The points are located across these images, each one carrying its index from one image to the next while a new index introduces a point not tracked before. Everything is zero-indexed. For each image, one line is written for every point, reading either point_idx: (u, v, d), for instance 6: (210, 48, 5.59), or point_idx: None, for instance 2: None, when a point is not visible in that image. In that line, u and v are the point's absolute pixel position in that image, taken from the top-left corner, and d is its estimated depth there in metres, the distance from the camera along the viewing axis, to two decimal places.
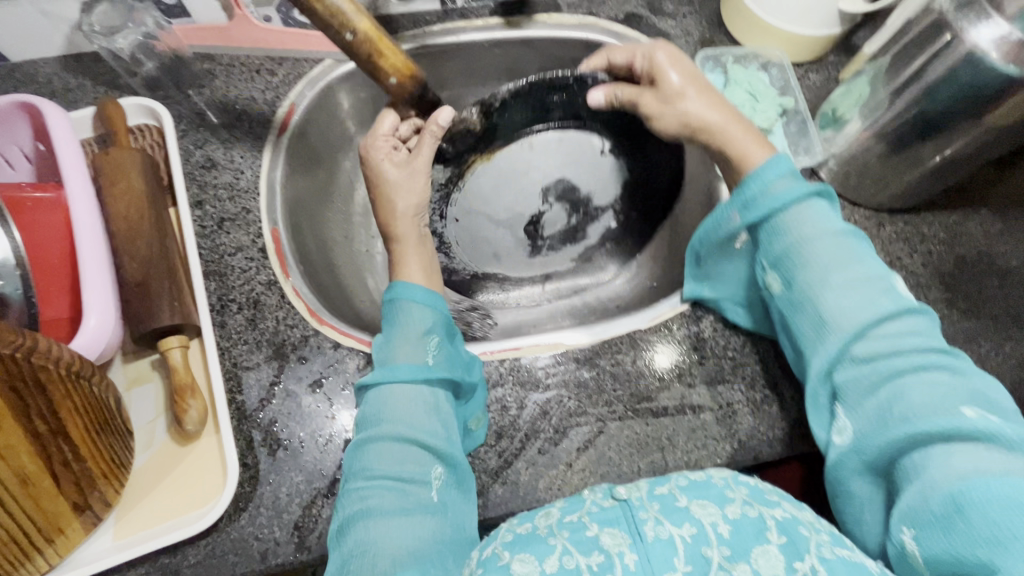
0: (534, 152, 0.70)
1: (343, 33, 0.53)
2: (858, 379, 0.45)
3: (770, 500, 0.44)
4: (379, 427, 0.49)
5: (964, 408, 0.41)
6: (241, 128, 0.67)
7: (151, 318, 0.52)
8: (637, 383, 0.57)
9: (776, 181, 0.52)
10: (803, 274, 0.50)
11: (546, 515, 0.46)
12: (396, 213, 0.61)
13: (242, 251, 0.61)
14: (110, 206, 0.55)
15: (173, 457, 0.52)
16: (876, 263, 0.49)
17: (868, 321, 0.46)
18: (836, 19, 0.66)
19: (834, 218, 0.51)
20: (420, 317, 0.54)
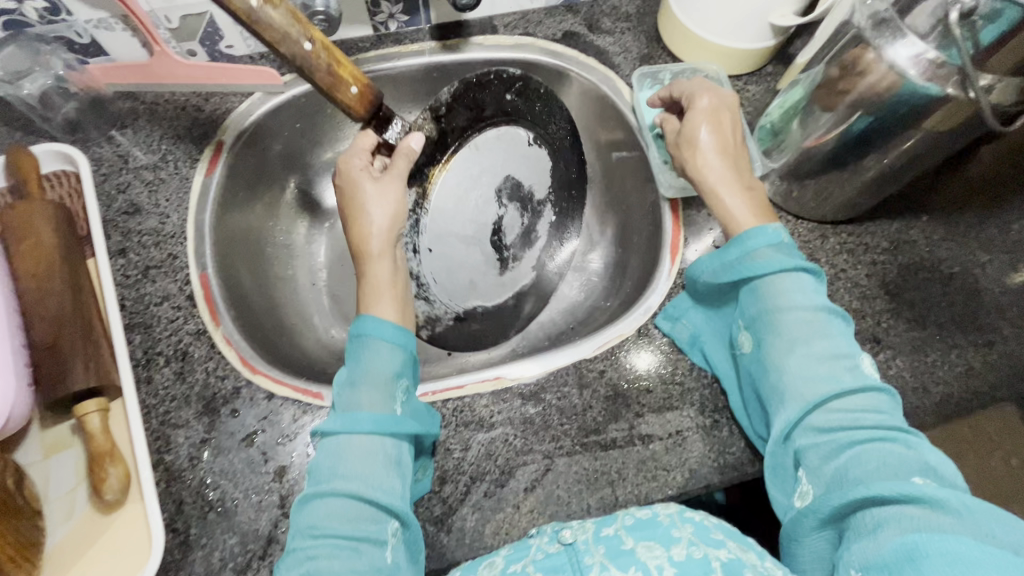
0: (480, 153, 0.65)
1: (300, 42, 0.50)
2: (818, 448, 0.43)
3: (716, 539, 0.44)
4: (332, 482, 0.42)
5: (919, 478, 0.38)
6: (166, 168, 0.64)
7: (63, 382, 0.49)
8: (585, 416, 0.55)
9: (760, 250, 0.51)
10: (773, 341, 0.49)
11: (490, 565, 0.46)
12: (368, 236, 0.55)
13: (168, 300, 0.58)
14: (16, 263, 0.52)
15: (94, 529, 0.49)
16: (846, 341, 0.48)
17: (830, 390, 0.45)
18: (768, 33, 0.66)
19: (814, 290, 0.49)
20: (388, 364, 0.48)
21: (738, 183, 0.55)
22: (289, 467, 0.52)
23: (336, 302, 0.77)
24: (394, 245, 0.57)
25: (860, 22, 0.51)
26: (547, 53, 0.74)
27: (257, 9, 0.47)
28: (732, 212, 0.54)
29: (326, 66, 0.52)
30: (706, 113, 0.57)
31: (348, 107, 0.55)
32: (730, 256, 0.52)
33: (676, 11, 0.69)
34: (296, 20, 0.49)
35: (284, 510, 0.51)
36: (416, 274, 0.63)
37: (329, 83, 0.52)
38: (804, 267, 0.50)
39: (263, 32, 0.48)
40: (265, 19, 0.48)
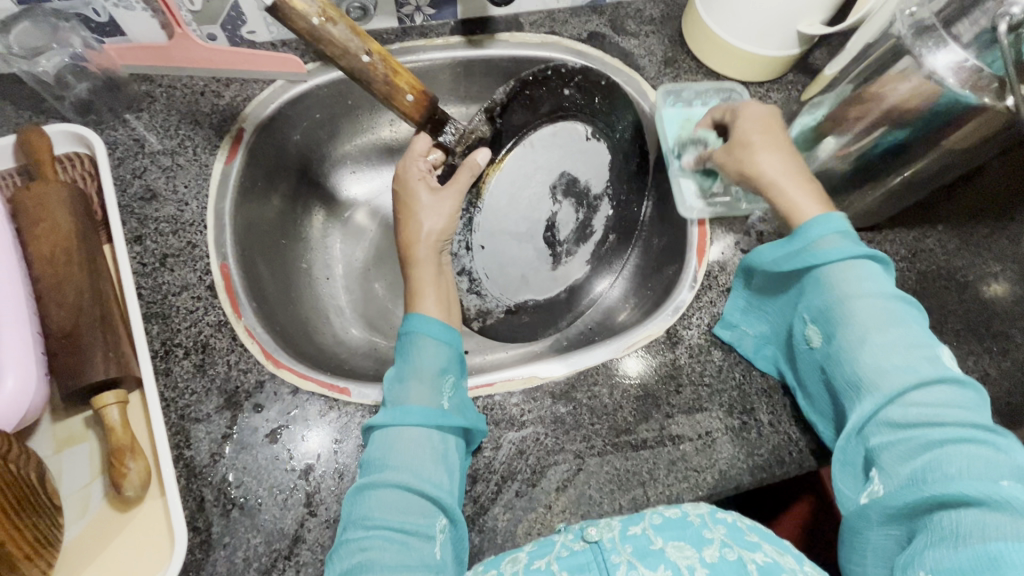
0: (535, 151, 0.63)
1: (361, 57, 0.51)
2: (894, 443, 0.43)
3: (751, 542, 0.42)
4: (383, 472, 0.45)
5: (1003, 478, 0.37)
6: (184, 154, 0.62)
7: (82, 373, 0.47)
8: (615, 416, 0.55)
9: (823, 239, 0.49)
10: (843, 331, 0.48)
11: (512, 560, 0.44)
12: (419, 234, 0.56)
13: (187, 290, 0.56)
14: (32, 248, 0.49)
15: (109, 527, 0.47)
16: (923, 331, 0.46)
17: (907, 384, 0.43)
18: (793, 41, 0.67)
19: (883, 281, 0.48)
20: (436, 358, 0.50)
21: (794, 173, 0.53)
22: (316, 464, 0.51)
23: (350, 297, 0.76)
24: (440, 250, 0.58)
25: (901, 31, 0.53)
26: (571, 52, 0.74)
27: (319, 26, 0.48)
28: (800, 205, 0.52)
29: (384, 77, 0.53)
30: (751, 118, 0.57)
31: (404, 115, 0.56)
32: (792, 241, 0.51)
33: (706, 19, 0.69)
34: (357, 37, 0.50)
35: (310, 508, 0.49)
36: (470, 269, 0.64)
37: (386, 93, 0.53)
38: (871, 254, 0.49)
39: (327, 48, 0.50)
40: (326, 36, 0.49)
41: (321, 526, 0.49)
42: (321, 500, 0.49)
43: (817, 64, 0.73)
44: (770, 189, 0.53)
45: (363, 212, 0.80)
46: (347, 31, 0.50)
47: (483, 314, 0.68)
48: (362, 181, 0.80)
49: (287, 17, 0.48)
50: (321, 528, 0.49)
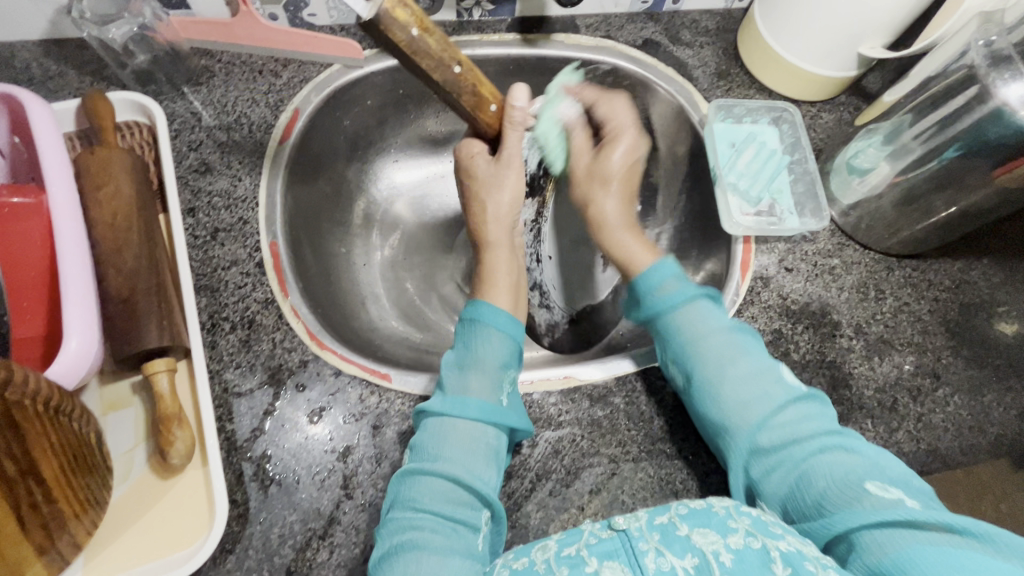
0: None
1: (452, 68, 0.46)
2: (772, 474, 0.48)
3: (773, 532, 0.41)
4: (435, 462, 0.45)
5: (868, 481, 0.44)
6: (239, 131, 0.63)
7: (137, 338, 0.47)
8: (652, 424, 0.55)
9: (664, 285, 0.56)
10: (700, 370, 0.53)
11: (542, 548, 0.43)
12: (487, 217, 0.58)
13: (237, 265, 0.56)
14: (94, 211, 0.50)
15: (153, 490, 0.48)
16: (762, 357, 0.53)
17: (766, 414, 0.49)
18: (853, 62, 0.67)
19: (717, 318, 0.55)
20: (496, 354, 0.50)
21: (627, 220, 0.61)
22: (354, 446, 0.51)
23: (384, 285, 0.76)
24: (511, 233, 0.59)
25: (975, 59, 0.55)
26: (626, 58, 0.74)
27: (417, 38, 0.44)
28: (634, 258, 0.58)
29: (471, 88, 0.49)
30: (623, 149, 0.60)
31: (485, 125, 0.54)
32: (638, 293, 0.57)
33: (768, 40, 0.69)
34: (450, 47, 0.46)
35: (346, 490, 0.49)
36: (538, 283, 0.69)
37: (474, 103, 0.50)
38: (703, 293, 0.56)
39: (421, 62, 0.45)
40: (423, 48, 0.44)
41: (356, 509, 0.49)
42: (357, 484, 0.50)
43: (871, 88, 0.73)
44: (607, 231, 0.60)
45: (402, 201, 0.81)
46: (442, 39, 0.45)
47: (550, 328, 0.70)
48: (403, 170, 0.80)
49: (388, 28, 0.43)
50: (357, 512, 0.49)
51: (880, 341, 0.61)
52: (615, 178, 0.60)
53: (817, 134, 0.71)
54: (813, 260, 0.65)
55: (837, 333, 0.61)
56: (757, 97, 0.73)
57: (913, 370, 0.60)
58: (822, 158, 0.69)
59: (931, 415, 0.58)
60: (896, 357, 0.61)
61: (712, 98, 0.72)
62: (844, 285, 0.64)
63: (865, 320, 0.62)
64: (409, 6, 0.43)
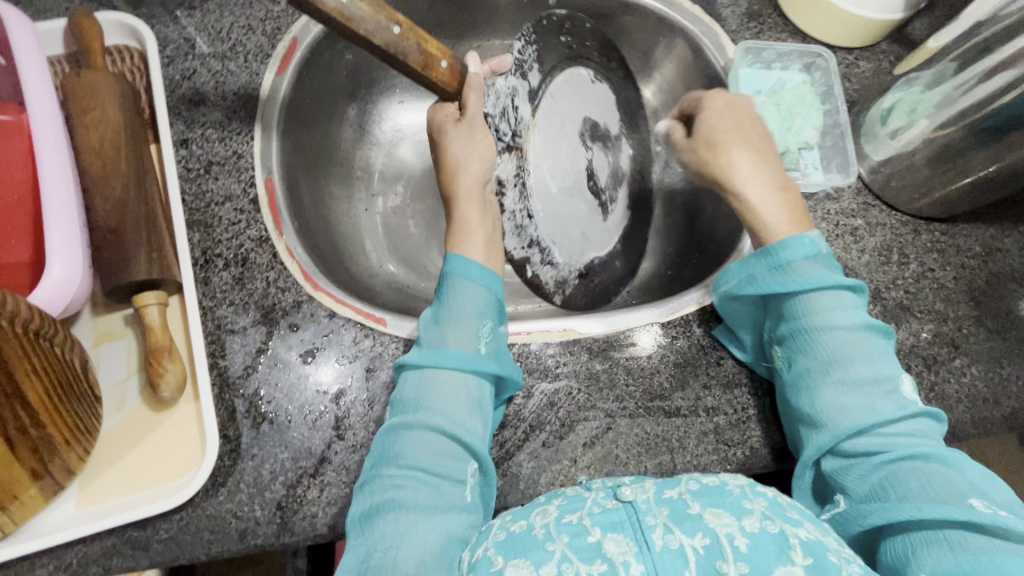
0: (556, 101, 0.61)
1: (391, 28, 0.44)
2: (857, 472, 0.43)
3: (792, 518, 0.38)
4: (417, 414, 0.44)
5: (972, 498, 0.39)
6: (235, 61, 0.59)
7: (126, 269, 0.46)
8: (652, 380, 0.54)
9: (799, 263, 0.49)
10: (806, 360, 0.47)
11: (541, 514, 0.40)
12: (458, 167, 0.52)
13: (231, 201, 0.55)
14: (80, 135, 0.48)
15: (146, 423, 0.48)
16: (887, 363, 0.46)
17: (869, 419, 0.44)
18: (900, 3, 0.61)
19: (850, 307, 0.48)
20: (474, 303, 0.48)
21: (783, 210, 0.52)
22: (347, 388, 0.50)
23: (385, 231, 0.73)
24: (484, 184, 0.53)
25: None
26: None
27: (348, 3, 0.42)
28: (767, 220, 0.52)
29: (416, 47, 0.47)
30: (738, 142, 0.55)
31: (443, 84, 0.51)
32: (767, 266, 0.50)
33: None
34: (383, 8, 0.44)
35: (338, 431, 0.49)
36: (537, 240, 0.58)
37: (422, 63, 0.48)
38: (843, 282, 0.48)
39: (357, 28, 0.43)
40: (357, 14, 0.42)
41: (347, 450, 0.49)
42: (349, 425, 0.49)
43: (915, 34, 0.67)
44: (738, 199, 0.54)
45: (407, 145, 0.77)
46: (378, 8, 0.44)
47: (561, 285, 0.62)
48: (408, 113, 0.77)
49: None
50: (348, 452, 0.49)
51: (898, 308, 0.58)
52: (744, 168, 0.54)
53: (851, 85, 0.66)
54: (835, 219, 0.61)
55: None
56: (790, 41, 0.67)
57: (930, 338, 0.57)
58: (853, 111, 0.64)
59: (944, 385, 0.56)
60: (913, 325, 0.58)
61: (741, 41, 0.66)
62: (866, 247, 0.60)
63: (885, 284, 0.59)
64: None
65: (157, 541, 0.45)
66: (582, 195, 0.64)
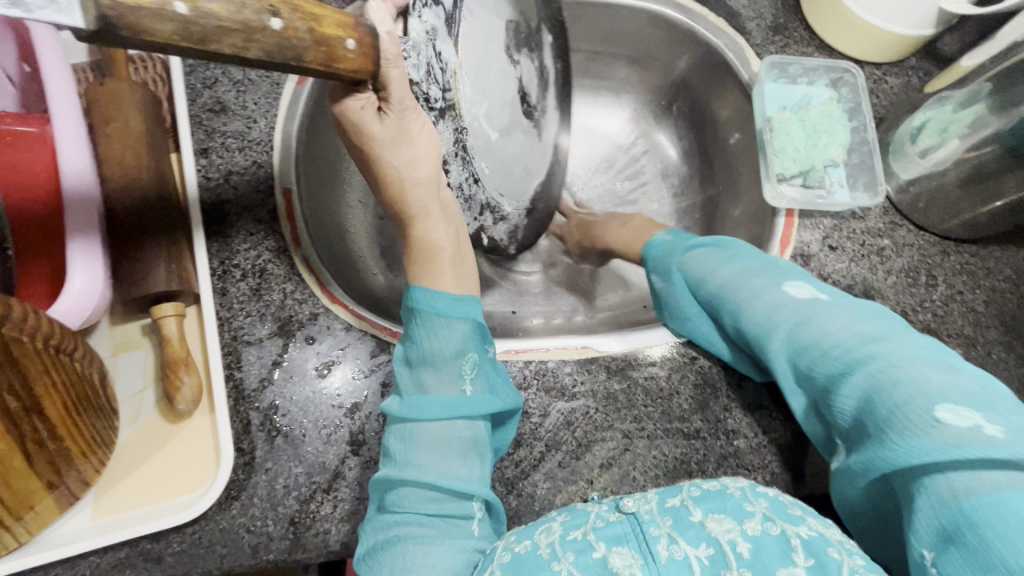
0: (473, 33, 0.50)
1: (269, 24, 0.29)
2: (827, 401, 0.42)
3: (794, 516, 0.37)
4: (404, 470, 0.42)
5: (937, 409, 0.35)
6: (255, 69, 0.59)
7: (145, 281, 0.46)
8: (670, 401, 0.53)
9: (671, 249, 0.59)
10: (722, 302, 0.51)
11: (546, 530, 0.39)
12: (407, 183, 0.45)
13: (249, 211, 0.54)
14: (102, 145, 0.48)
15: (161, 434, 0.48)
16: (792, 280, 0.49)
17: (790, 334, 0.46)
18: (933, 19, 0.59)
19: (727, 254, 0.54)
20: (452, 342, 0.45)
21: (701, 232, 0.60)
22: (363, 403, 0.50)
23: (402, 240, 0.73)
24: (437, 184, 0.47)
25: None
26: (672, 6, 0.67)
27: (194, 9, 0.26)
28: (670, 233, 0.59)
29: (313, 37, 0.31)
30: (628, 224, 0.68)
31: (356, 79, 0.36)
32: (653, 262, 0.59)
33: None
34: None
35: (353, 447, 0.48)
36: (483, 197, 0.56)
37: (324, 62, 0.33)
38: (705, 243, 0.57)
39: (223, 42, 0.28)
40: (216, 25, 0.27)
41: (361, 466, 0.48)
42: (364, 440, 0.49)
43: (945, 51, 0.65)
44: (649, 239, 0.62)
45: None
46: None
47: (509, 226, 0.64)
48: None
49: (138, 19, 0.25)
50: (362, 468, 0.48)
51: (926, 331, 0.57)
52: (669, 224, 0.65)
53: (879, 101, 0.64)
54: (862, 238, 0.60)
55: None
56: (817, 55, 0.66)
57: None
58: (881, 128, 0.63)
59: None
60: None
61: (766, 54, 0.65)
62: (893, 268, 0.59)
63: (912, 307, 0.57)
64: None
65: (170, 554, 0.45)
66: (521, 130, 0.62)
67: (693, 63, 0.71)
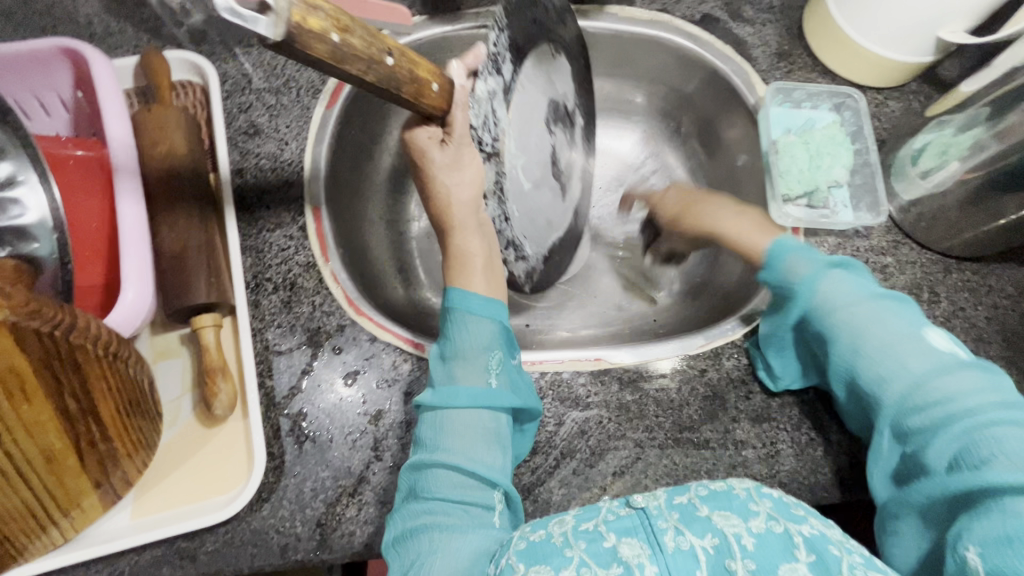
0: (526, 94, 0.56)
1: (384, 60, 0.39)
2: (928, 445, 0.41)
3: (797, 515, 0.39)
4: (433, 454, 0.45)
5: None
6: (288, 95, 0.63)
7: (187, 293, 0.49)
8: (681, 412, 0.55)
9: (791, 263, 0.50)
10: (838, 337, 0.47)
11: (559, 523, 0.41)
12: (452, 201, 0.49)
13: (281, 228, 0.58)
14: (150, 167, 0.52)
15: (197, 438, 0.50)
16: (915, 320, 0.46)
17: (915, 383, 0.43)
18: (931, 46, 0.62)
19: (863, 282, 0.49)
20: (482, 338, 0.48)
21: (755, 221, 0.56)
22: (386, 411, 0.52)
23: (421, 255, 0.76)
24: (479, 207, 0.51)
25: None
26: (680, 34, 0.70)
27: (342, 44, 0.35)
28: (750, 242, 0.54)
29: (410, 75, 0.42)
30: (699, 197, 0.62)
31: (430, 109, 0.45)
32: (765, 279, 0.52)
33: (839, 24, 0.64)
34: (375, 38, 0.38)
35: (377, 452, 0.51)
36: (513, 240, 0.57)
37: (414, 93, 0.43)
38: (835, 261, 0.50)
39: (352, 68, 0.37)
40: (350, 53, 0.36)
41: (385, 471, 0.50)
42: (388, 446, 0.51)
43: (945, 76, 0.68)
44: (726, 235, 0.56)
45: None
46: (367, 42, 0.37)
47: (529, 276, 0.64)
48: None
49: (307, 44, 0.33)
50: (385, 473, 0.50)
51: None
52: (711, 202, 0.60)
53: (881, 124, 0.67)
54: (865, 256, 0.62)
55: None
56: (820, 81, 0.69)
57: None
58: (883, 150, 0.65)
59: None
60: None
61: (771, 80, 0.68)
62: (896, 285, 0.61)
63: None
64: (320, 6, 0.33)
65: (204, 552, 0.48)
66: (548, 184, 0.65)
67: (701, 87, 0.74)
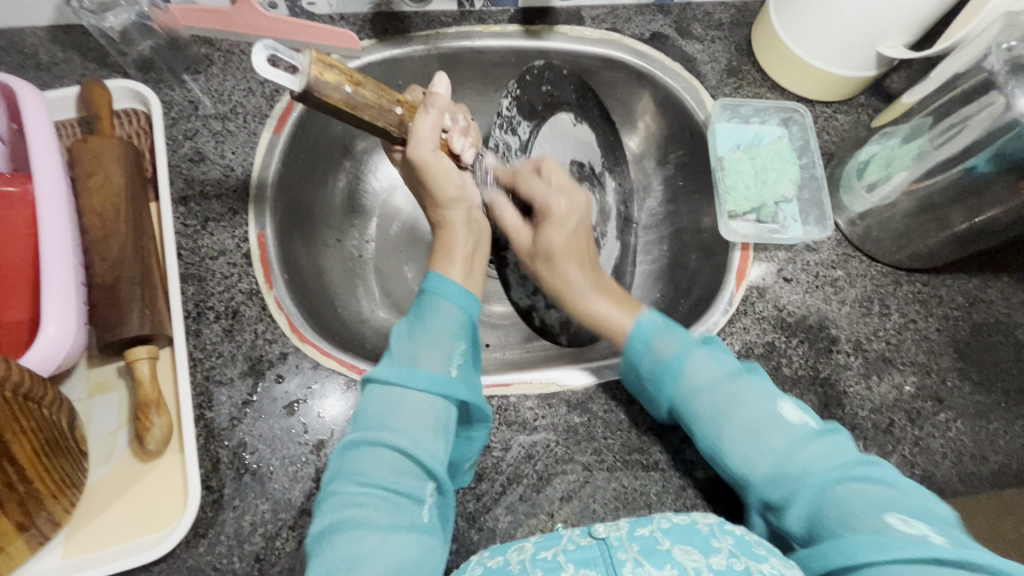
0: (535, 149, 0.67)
1: (394, 109, 0.48)
2: (793, 513, 0.45)
3: (758, 553, 0.39)
4: (379, 431, 0.45)
5: (890, 514, 0.42)
6: (235, 120, 0.63)
7: (119, 326, 0.49)
8: (630, 434, 0.54)
9: (657, 342, 0.53)
10: (701, 416, 0.50)
11: (519, 549, 0.41)
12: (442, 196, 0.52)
13: (225, 255, 0.57)
14: (83, 198, 0.51)
15: (132, 474, 0.49)
16: (767, 396, 0.50)
17: (776, 458, 0.47)
18: (871, 62, 0.63)
19: (717, 360, 0.52)
20: (449, 325, 0.49)
21: (593, 284, 0.58)
22: (327, 440, 0.51)
23: (378, 277, 0.75)
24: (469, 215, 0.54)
25: (993, 65, 0.52)
26: (631, 52, 0.70)
27: (353, 94, 0.44)
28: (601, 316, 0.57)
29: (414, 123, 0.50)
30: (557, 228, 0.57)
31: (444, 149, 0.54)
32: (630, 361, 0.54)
33: (784, 39, 0.65)
34: (385, 93, 0.47)
35: (318, 483, 0.50)
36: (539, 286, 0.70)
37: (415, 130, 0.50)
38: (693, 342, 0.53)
39: (361, 114, 0.46)
40: (361, 102, 0.45)
41: None
42: None
43: (892, 88, 0.68)
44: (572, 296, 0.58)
45: (400, 194, 0.79)
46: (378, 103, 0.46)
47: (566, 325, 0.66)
48: None
49: (322, 94, 0.42)
50: None
51: (880, 359, 0.58)
52: (559, 255, 0.57)
53: (829, 137, 0.67)
54: (815, 270, 0.62)
55: (834, 349, 0.59)
56: (769, 95, 0.69)
57: (913, 392, 0.57)
58: (831, 162, 0.65)
59: (929, 439, 0.55)
60: (896, 377, 0.58)
61: (720, 96, 0.69)
62: (846, 298, 0.61)
63: (866, 335, 0.59)
64: (336, 66, 0.43)
65: None
66: None
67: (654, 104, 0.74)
